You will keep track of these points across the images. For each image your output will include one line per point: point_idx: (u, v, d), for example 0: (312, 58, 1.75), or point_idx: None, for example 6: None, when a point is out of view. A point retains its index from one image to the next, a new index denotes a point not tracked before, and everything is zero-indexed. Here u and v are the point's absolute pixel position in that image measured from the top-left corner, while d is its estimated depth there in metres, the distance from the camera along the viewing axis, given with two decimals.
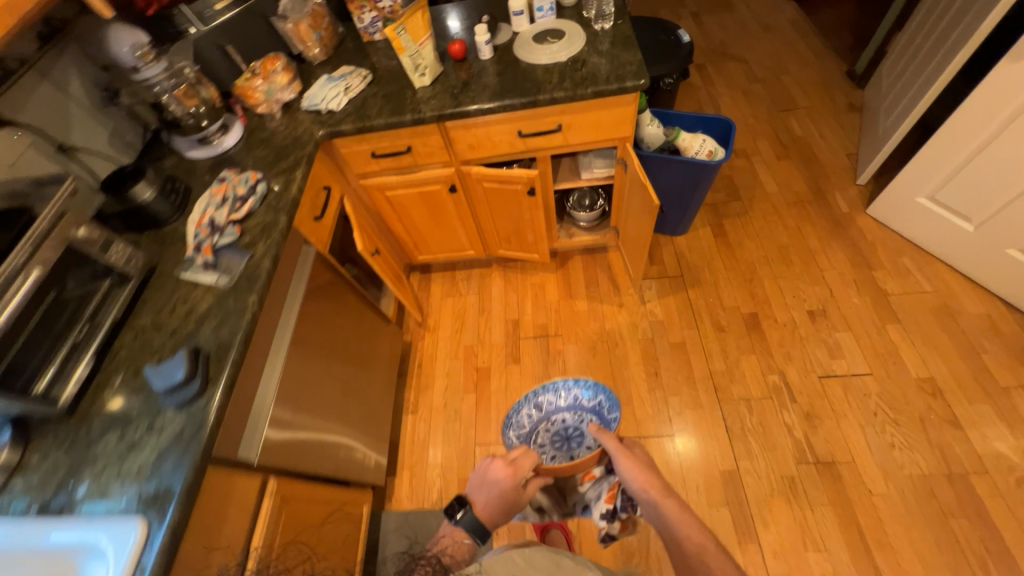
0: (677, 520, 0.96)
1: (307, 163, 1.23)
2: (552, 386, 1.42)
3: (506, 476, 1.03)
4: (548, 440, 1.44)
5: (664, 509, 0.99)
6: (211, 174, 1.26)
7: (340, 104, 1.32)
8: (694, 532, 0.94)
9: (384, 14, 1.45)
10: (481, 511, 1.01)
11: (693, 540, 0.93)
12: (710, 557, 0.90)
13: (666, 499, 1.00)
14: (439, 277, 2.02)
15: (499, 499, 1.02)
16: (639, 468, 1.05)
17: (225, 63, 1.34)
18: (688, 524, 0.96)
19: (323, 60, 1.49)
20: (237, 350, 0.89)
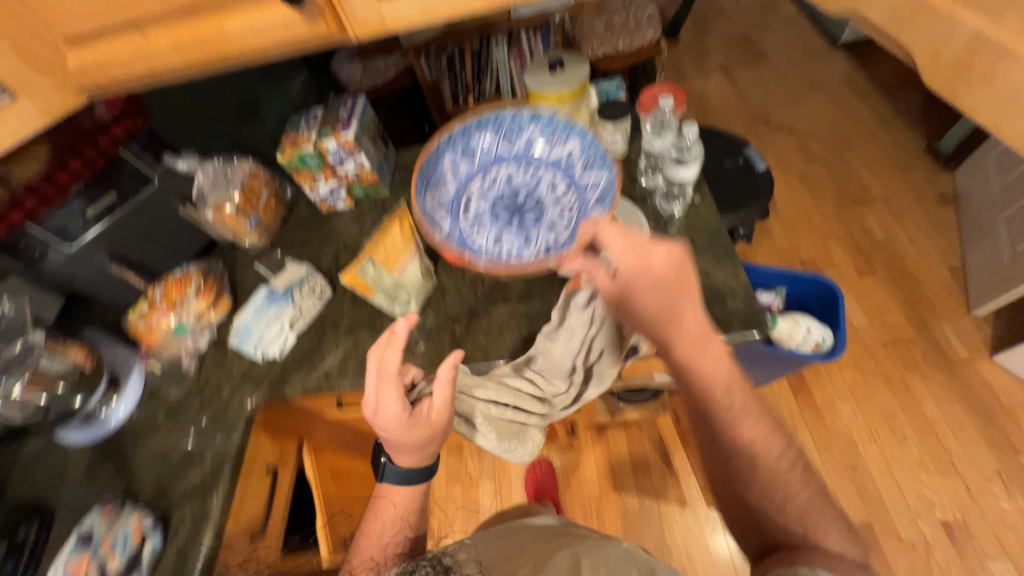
0: (718, 386, 0.59)
1: (233, 466, 0.79)
2: (490, 116, 0.80)
3: (394, 422, 0.68)
4: (488, 211, 0.80)
5: (700, 375, 0.59)
6: (86, 478, 0.81)
7: (285, 344, 0.88)
8: (740, 404, 0.60)
9: (348, 180, 1.01)
10: (406, 461, 0.74)
11: (733, 417, 0.60)
12: (756, 436, 0.61)
13: (701, 366, 0.59)
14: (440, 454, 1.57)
15: (415, 444, 0.71)
16: (651, 314, 0.58)
17: (117, 286, 0.91)
18: (728, 393, 0.60)
19: (265, 245, 1.05)
20: None
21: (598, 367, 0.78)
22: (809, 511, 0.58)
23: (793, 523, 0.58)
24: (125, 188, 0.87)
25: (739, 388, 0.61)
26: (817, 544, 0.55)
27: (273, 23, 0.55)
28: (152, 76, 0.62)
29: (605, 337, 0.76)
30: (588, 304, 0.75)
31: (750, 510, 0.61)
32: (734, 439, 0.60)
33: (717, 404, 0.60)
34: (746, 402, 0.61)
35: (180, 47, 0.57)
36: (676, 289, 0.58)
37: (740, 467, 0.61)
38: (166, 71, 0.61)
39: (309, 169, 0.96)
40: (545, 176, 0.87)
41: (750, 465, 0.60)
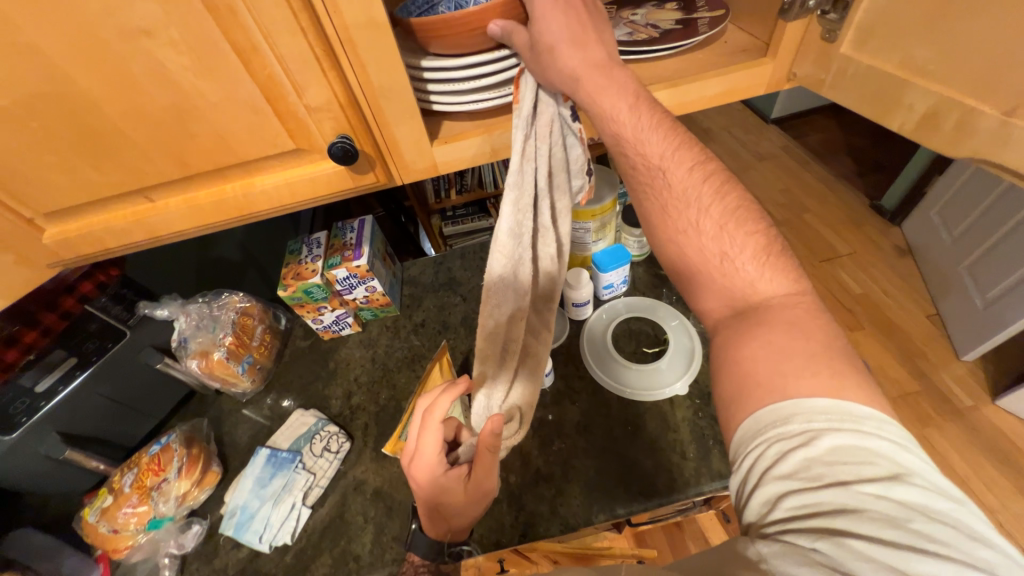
0: (618, 105, 0.45)
1: None
2: None
3: (423, 483, 0.54)
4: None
5: (605, 119, 0.45)
6: None
7: (297, 523, 0.71)
8: (643, 116, 0.46)
9: (357, 305, 0.92)
10: (437, 525, 0.59)
11: (632, 136, 0.46)
12: (674, 169, 0.46)
13: (597, 92, 0.45)
14: None
15: (450, 509, 0.56)
16: (550, 46, 0.43)
17: (66, 475, 0.72)
18: (634, 116, 0.45)
19: (259, 389, 0.89)
20: None
21: (558, 222, 0.57)
22: (740, 248, 0.45)
23: (719, 267, 0.45)
24: (89, 350, 0.71)
25: (647, 108, 0.46)
26: (761, 296, 0.43)
27: (316, 178, 0.48)
28: (154, 239, 0.51)
29: (551, 172, 0.53)
30: (530, 142, 0.49)
31: (669, 262, 0.49)
32: (642, 167, 0.47)
33: (631, 140, 0.46)
34: (653, 121, 0.46)
35: (198, 209, 0.48)
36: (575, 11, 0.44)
37: (648, 207, 0.49)
38: (174, 233, 0.50)
39: (315, 301, 0.85)
40: (583, 290, 0.82)
41: (675, 204, 0.47)
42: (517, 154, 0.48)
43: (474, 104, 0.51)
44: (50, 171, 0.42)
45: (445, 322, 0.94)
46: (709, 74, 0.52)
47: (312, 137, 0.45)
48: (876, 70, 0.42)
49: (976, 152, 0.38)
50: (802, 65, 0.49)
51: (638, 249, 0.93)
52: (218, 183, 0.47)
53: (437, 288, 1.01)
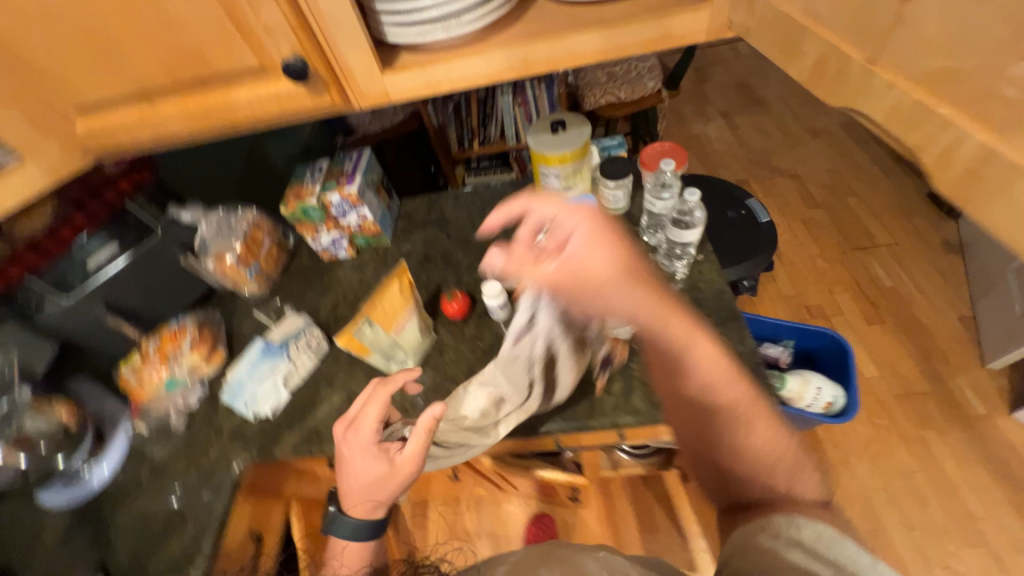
0: (669, 323, 0.56)
1: (211, 543, 0.74)
2: None
3: (356, 444, 0.64)
4: None
5: (688, 359, 0.55)
6: (61, 550, 0.75)
7: (277, 401, 0.85)
8: (701, 344, 0.55)
9: (351, 230, 1.02)
10: (357, 512, 0.64)
11: (694, 355, 0.55)
12: (733, 386, 0.55)
13: (688, 336, 0.56)
14: None
15: (370, 489, 0.63)
16: (605, 278, 0.57)
17: (110, 338, 0.90)
18: (714, 360, 0.55)
19: (265, 294, 1.03)
20: None
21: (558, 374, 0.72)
22: (790, 462, 0.53)
23: (784, 489, 0.51)
24: (128, 239, 0.87)
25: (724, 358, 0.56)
26: (811, 506, 0.49)
27: (279, 94, 0.56)
28: (159, 139, 0.62)
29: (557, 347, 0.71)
30: (530, 331, 0.69)
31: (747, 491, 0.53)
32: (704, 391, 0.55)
33: (716, 387, 0.55)
34: (710, 342, 0.56)
35: (188, 114, 0.57)
36: (595, 221, 0.59)
37: (735, 438, 0.54)
38: (174, 135, 0.61)
39: (312, 221, 0.96)
40: None
41: (734, 426, 0.54)
42: (513, 338, 0.69)
43: (416, 37, 0.55)
44: (76, 70, 0.53)
45: (427, 255, 1.02)
46: (646, 17, 0.53)
47: (271, 56, 0.52)
48: (784, 14, 0.42)
49: (848, 101, 0.39)
50: (736, 11, 0.49)
51: (615, 204, 0.94)
52: (203, 91, 0.56)
53: (427, 225, 1.08)
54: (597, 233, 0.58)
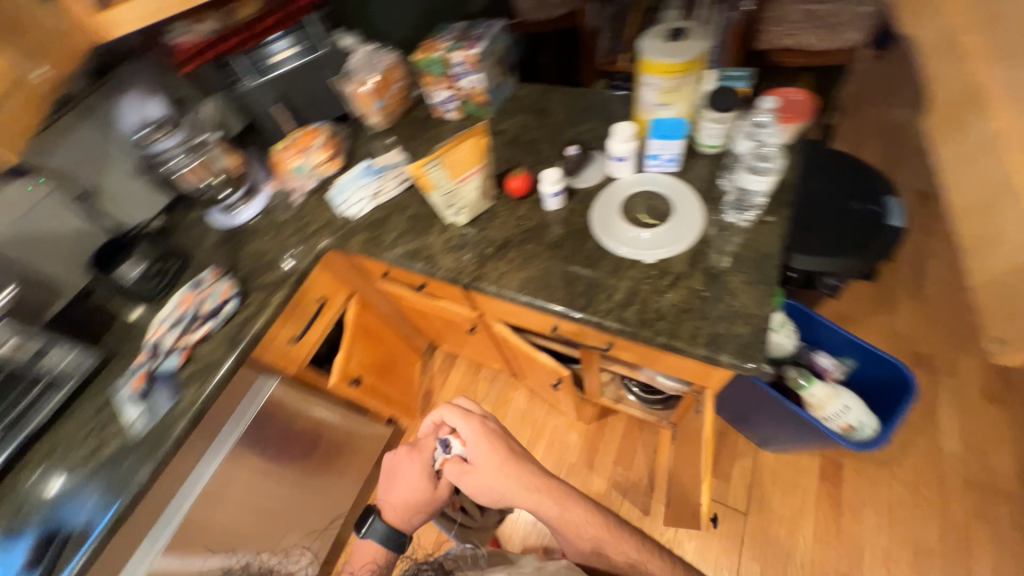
0: (552, 506, 0.85)
1: (293, 284, 1.02)
2: None
3: (415, 464, 0.90)
4: None
5: (560, 520, 0.84)
6: (214, 251, 1.10)
7: (362, 209, 1.07)
8: (573, 514, 0.85)
9: (463, 95, 1.12)
10: (393, 519, 0.90)
11: (581, 533, 0.83)
12: (616, 532, 0.85)
13: (559, 505, 0.85)
14: (462, 363, 1.77)
15: (407, 507, 0.89)
16: (491, 471, 0.86)
17: (272, 121, 1.17)
18: (573, 514, 0.85)
19: (384, 129, 1.22)
20: (98, 537, 0.79)
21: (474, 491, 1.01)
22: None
23: None
24: (304, 45, 1.11)
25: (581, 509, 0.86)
26: None
27: None
28: None
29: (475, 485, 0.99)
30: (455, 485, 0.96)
31: None
32: (598, 553, 0.82)
33: (592, 537, 0.83)
34: (580, 510, 0.86)
35: None
36: (485, 430, 0.89)
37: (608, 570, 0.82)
38: None
39: (434, 74, 1.09)
40: (621, 144, 0.89)
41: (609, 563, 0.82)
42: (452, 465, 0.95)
43: None
44: None
45: (517, 137, 1.10)
46: None
47: None
48: None
49: None
50: None
51: (709, 140, 0.90)
52: None
53: (529, 111, 1.15)
54: (483, 437, 0.89)
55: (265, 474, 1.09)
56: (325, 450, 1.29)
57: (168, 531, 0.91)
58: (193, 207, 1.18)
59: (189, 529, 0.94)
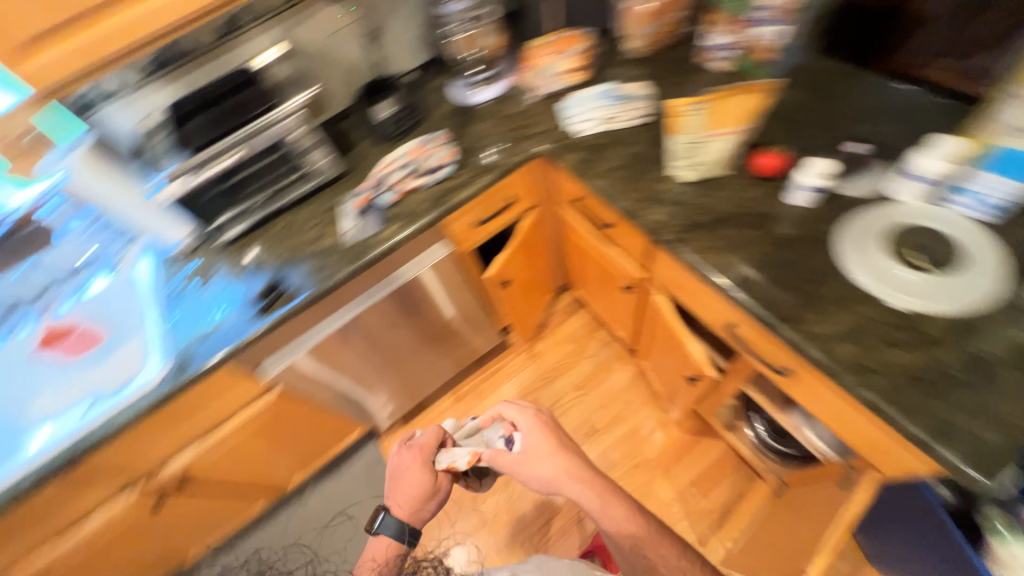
0: (595, 498, 0.87)
1: (499, 174, 1.08)
2: None
3: (417, 466, 0.95)
4: None
5: (603, 512, 0.85)
6: (443, 119, 1.20)
7: (586, 129, 1.06)
8: (615, 509, 0.86)
9: (746, 45, 1.00)
10: (401, 511, 0.92)
11: (622, 528, 0.84)
12: (660, 539, 0.83)
13: (602, 498, 0.87)
14: (584, 316, 1.77)
15: (410, 499, 0.94)
16: (543, 454, 0.91)
17: (539, 15, 1.18)
18: (620, 509, 0.86)
19: (638, 57, 1.15)
20: (298, 304, 0.98)
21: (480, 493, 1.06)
22: None
23: None
24: None
25: (625, 505, 0.87)
26: None
27: None
28: None
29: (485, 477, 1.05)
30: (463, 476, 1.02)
31: None
32: (636, 547, 0.82)
33: (635, 536, 0.83)
34: (623, 507, 0.86)
35: None
36: (541, 419, 0.95)
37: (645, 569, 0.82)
38: None
39: (728, 13, 1.00)
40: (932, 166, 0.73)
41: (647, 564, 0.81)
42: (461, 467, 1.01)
43: None
44: None
45: (783, 112, 0.95)
46: None
47: None
48: None
49: None
50: None
51: None
52: None
53: (811, 88, 0.98)
54: (533, 426, 0.94)
55: (404, 326, 1.25)
56: (446, 332, 1.41)
57: (330, 329, 1.10)
58: (440, 74, 1.29)
59: (338, 337, 1.11)
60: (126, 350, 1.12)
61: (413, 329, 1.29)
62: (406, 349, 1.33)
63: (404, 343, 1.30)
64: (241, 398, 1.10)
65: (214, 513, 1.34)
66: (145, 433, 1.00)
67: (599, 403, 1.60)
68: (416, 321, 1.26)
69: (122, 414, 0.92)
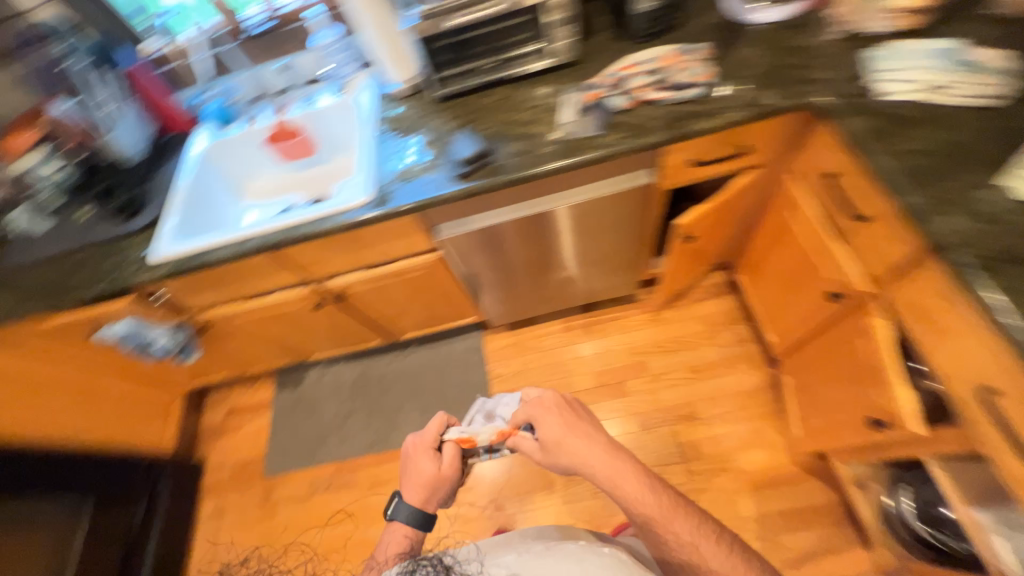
0: (604, 476, 0.85)
1: (755, 114, 0.91)
2: None
3: (423, 459, 0.93)
4: None
5: (617, 489, 0.83)
6: (704, 33, 1.04)
7: (890, 90, 0.85)
8: (629, 485, 0.82)
9: None
10: (413, 500, 0.89)
11: (637, 504, 0.81)
12: (678, 515, 0.80)
13: (615, 477, 0.84)
14: (727, 304, 1.62)
15: (420, 485, 0.91)
16: (556, 437, 0.89)
17: None
18: (636, 487, 0.82)
19: (1004, 19, 0.88)
20: (499, 181, 0.96)
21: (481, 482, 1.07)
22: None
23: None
24: None
25: (642, 482, 0.83)
26: None
27: None
28: None
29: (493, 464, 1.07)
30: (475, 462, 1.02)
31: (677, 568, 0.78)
32: (650, 525, 0.79)
33: (649, 516, 0.80)
34: (639, 481, 0.82)
35: None
36: (551, 404, 0.94)
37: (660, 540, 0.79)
38: None
39: None
40: None
41: (660, 535, 0.79)
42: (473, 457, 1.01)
43: None
44: None
45: None
46: None
47: None
48: None
49: None
50: None
51: None
52: None
53: None
54: (545, 405, 0.94)
55: (565, 240, 1.23)
56: (593, 262, 1.38)
57: (507, 217, 1.10)
58: None
59: (510, 226, 1.11)
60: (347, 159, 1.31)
61: (567, 247, 1.26)
62: (552, 262, 1.32)
63: (553, 256, 1.29)
64: (407, 248, 1.17)
65: (343, 332, 1.53)
66: (330, 246, 1.11)
67: (709, 394, 1.50)
68: (577, 240, 1.23)
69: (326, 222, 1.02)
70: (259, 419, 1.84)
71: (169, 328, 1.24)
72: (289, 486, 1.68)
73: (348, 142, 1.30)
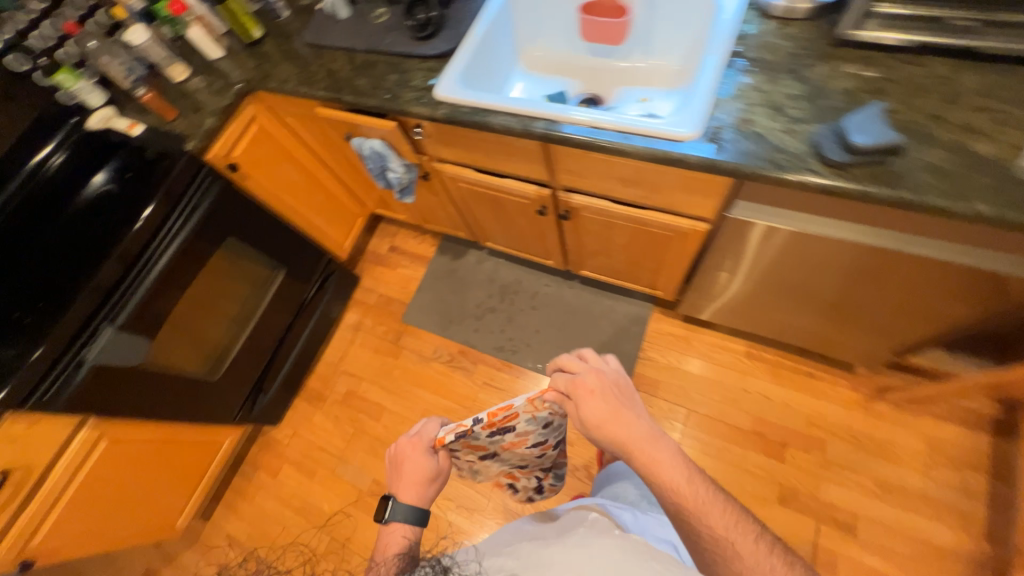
0: (641, 464, 0.72)
1: None
2: None
3: (413, 456, 0.88)
4: None
5: (656, 477, 0.70)
6: None
7: None
8: (668, 472, 0.70)
9: None
10: (411, 495, 0.85)
11: (676, 493, 0.69)
12: (714, 507, 0.68)
13: (657, 466, 0.71)
14: (971, 438, 1.27)
15: (416, 484, 0.87)
16: (597, 423, 0.74)
17: None
18: (678, 477, 0.70)
19: None
20: (896, 194, 0.69)
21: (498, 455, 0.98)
22: None
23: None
24: None
25: (683, 470, 0.70)
26: None
27: None
28: None
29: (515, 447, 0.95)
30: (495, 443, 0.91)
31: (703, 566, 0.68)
32: (683, 515, 0.68)
33: (686, 508, 0.68)
34: (681, 466, 0.70)
35: None
36: (593, 384, 0.76)
37: (692, 533, 0.68)
38: None
39: None
40: None
41: (695, 526, 0.68)
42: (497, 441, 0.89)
43: None
44: None
45: None
46: None
47: None
48: None
49: None
50: None
51: None
52: None
53: None
54: (588, 388, 0.76)
55: (863, 284, 0.96)
56: (861, 317, 1.10)
57: (836, 232, 0.85)
58: None
59: (828, 243, 0.87)
60: (665, 69, 1.10)
61: (854, 291, 1.00)
62: (815, 294, 1.07)
63: (828, 290, 1.03)
64: (678, 205, 0.97)
65: (534, 240, 1.46)
66: (605, 164, 0.95)
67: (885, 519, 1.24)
68: (879, 291, 0.95)
69: (632, 142, 0.85)
70: (413, 269, 1.94)
71: (406, 163, 1.24)
72: (416, 341, 1.81)
73: (677, 48, 1.08)
